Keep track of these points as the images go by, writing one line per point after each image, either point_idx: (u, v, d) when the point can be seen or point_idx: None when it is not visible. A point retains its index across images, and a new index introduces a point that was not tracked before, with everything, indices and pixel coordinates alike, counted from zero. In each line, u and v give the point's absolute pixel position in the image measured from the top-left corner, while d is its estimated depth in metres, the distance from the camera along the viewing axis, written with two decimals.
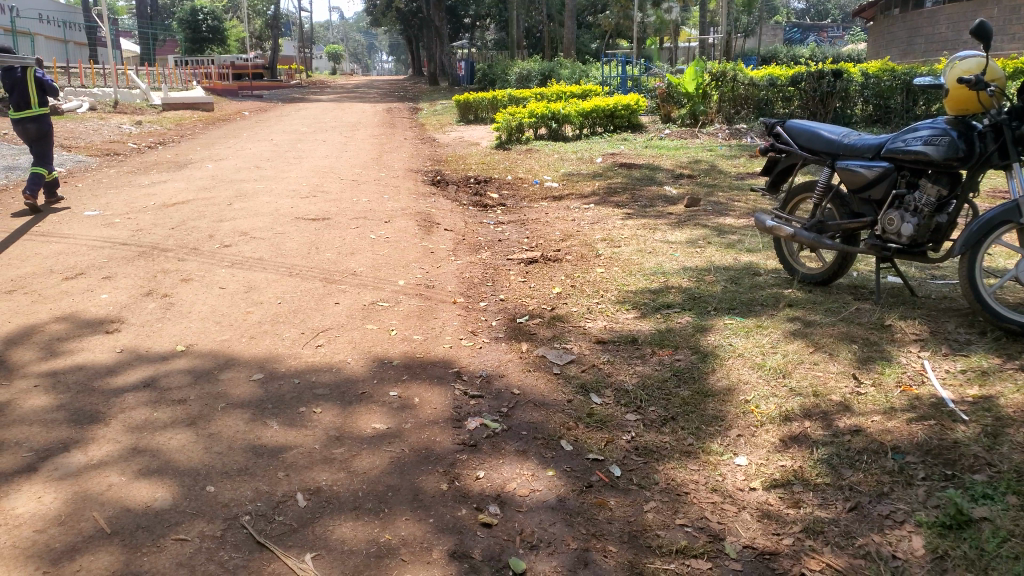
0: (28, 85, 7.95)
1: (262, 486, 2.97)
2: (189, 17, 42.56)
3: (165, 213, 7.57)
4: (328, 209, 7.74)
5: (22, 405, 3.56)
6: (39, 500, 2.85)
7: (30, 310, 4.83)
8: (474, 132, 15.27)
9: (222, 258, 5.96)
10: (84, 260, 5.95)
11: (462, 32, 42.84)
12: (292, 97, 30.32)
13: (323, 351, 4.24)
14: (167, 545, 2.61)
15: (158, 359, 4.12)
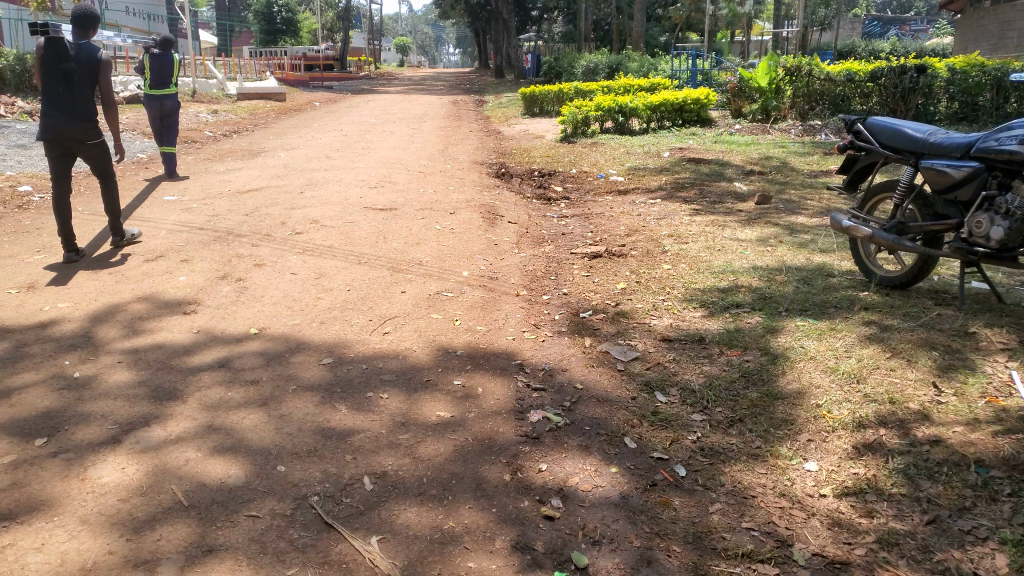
0: (169, 68, 9.05)
1: (331, 467, 3.04)
2: (265, 10, 43.65)
3: (240, 200, 7.80)
4: (395, 200, 7.85)
5: (106, 380, 3.73)
6: (122, 471, 2.98)
7: (115, 290, 5.05)
8: (540, 124, 15.25)
9: (294, 244, 6.11)
10: (164, 243, 6.18)
11: (529, 26, 42.78)
12: (360, 88, 30.83)
13: (390, 339, 4.31)
14: (240, 520, 2.70)
15: (233, 341, 4.25)
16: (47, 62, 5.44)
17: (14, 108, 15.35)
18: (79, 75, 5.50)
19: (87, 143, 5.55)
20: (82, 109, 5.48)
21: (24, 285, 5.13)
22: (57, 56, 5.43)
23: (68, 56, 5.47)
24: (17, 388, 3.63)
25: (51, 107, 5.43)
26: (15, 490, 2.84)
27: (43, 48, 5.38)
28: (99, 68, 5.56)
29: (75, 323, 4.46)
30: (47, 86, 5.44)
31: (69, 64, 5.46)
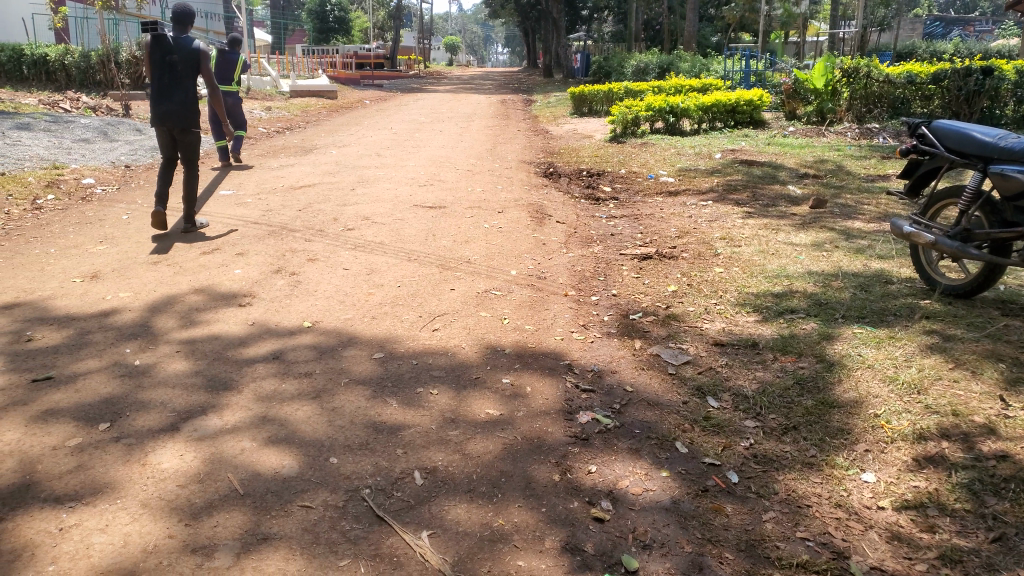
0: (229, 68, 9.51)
1: (382, 461, 3.08)
2: (318, 9, 44.37)
3: (293, 195, 7.94)
4: (444, 198, 7.90)
5: (165, 369, 3.83)
6: (181, 457, 3.06)
7: (173, 281, 5.18)
8: (589, 124, 15.20)
9: (346, 240, 6.20)
10: (221, 236, 6.32)
11: (579, 25, 42.64)
12: (409, 86, 31.12)
13: (439, 336, 4.34)
14: (294, 510, 2.75)
15: (287, 334, 4.33)
16: (155, 56, 6.23)
17: (79, 103, 15.90)
18: (181, 65, 6.25)
19: (188, 126, 6.28)
20: (183, 97, 6.22)
21: (87, 275, 5.30)
22: (163, 50, 6.20)
23: (172, 49, 6.22)
24: (81, 374, 3.76)
25: (159, 95, 6.22)
26: (80, 472, 2.93)
27: (151, 43, 6.15)
28: (198, 59, 6.28)
29: (135, 313, 4.59)
30: (156, 78, 6.25)
31: (174, 57, 6.22)
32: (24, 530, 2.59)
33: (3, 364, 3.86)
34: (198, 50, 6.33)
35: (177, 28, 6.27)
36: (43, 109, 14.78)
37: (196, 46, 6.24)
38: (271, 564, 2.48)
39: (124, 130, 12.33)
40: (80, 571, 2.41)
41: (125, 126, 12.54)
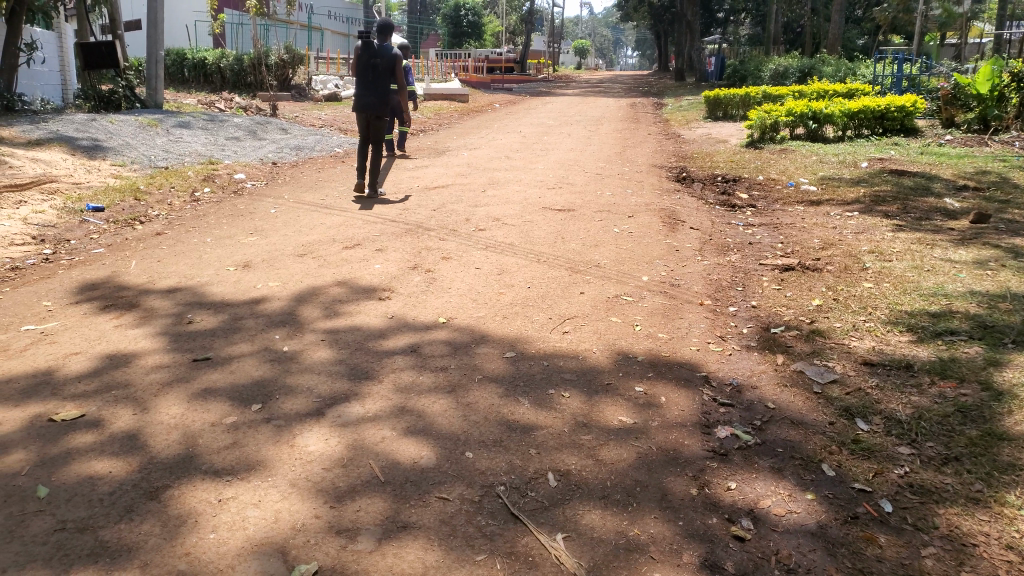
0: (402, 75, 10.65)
1: (515, 460, 3.10)
2: (453, 14, 45.60)
3: (428, 195, 8.17)
4: (575, 201, 7.90)
5: (310, 356, 4.04)
6: (326, 441, 3.20)
7: (317, 273, 5.44)
8: (723, 129, 14.82)
9: (478, 240, 6.32)
10: (361, 232, 6.59)
11: (714, 28, 41.63)
12: (538, 90, 31.35)
13: (570, 338, 4.33)
14: (432, 501, 2.82)
15: (422, 328, 4.44)
16: (362, 59, 7.91)
17: (233, 103, 17.12)
18: (382, 66, 7.92)
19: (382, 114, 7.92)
20: (381, 91, 7.87)
21: (240, 264, 5.66)
22: (369, 54, 7.88)
23: (376, 53, 7.91)
24: (235, 356, 4.01)
25: (363, 90, 7.85)
26: (235, 449, 3.12)
27: (361, 49, 7.86)
28: (395, 63, 7.96)
29: (283, 302, 4.86)
30: (361, 75, 7.93)
31: (378, 60, 7.92)
32: (188, 498, 2.78)
33: (168, 343, 4.18)
34: (394, 57, 7.98)
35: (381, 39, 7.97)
36: (202, 108, 15.97)
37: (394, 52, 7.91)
38: (410, 552, 2.54)
39: (271, 129, 13.12)
40: (236, 541, 2.56)
41: (273, 126, 13.35)
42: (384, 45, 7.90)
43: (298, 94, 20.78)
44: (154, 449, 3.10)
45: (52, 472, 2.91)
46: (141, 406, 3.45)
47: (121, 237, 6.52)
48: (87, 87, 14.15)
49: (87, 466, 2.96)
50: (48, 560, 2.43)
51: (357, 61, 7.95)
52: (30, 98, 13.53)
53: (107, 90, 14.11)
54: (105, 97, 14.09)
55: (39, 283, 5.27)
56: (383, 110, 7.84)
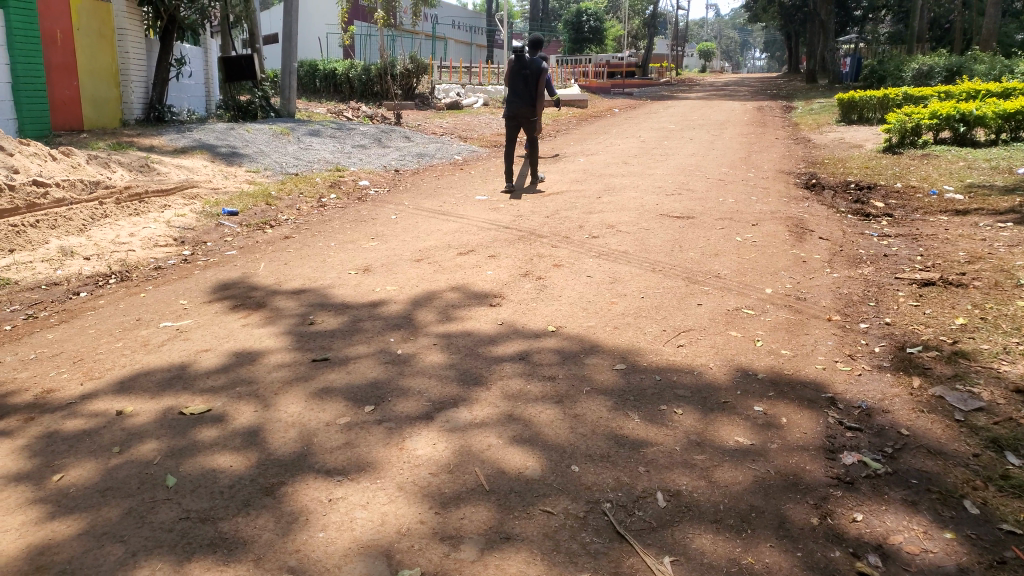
0: None
1: (623, 476, 3.00)
2: (575, 20, 45.61)
3: (543, 202, 8.16)
4: (694, 208, 7.66)
5: (423, 359, 4.09)
6: (433, 446, 3.22)
7: (432, 278, 5.53)
8: (858, 132, 13.99)
9: (591, 248, 6.23)
10: (475, 238, 6.65)
11: (850, 26, 39.56)
12: (660, 94, 30.75)
13: (684, 352, 4.17)
14: (536, 514, 2.77)
15: (532, 336, 4.41)
16: (514, 70, 8.81)
17: (359, 112, 17.86)
18: (531, 76, 8.78)
19: (530, 119, 8.92)
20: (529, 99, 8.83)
21: (361, 268, 5.85)
22: (520, 66, 8.75)
23: (526, 64, 8.77)
24: (352, 357, 4.13)
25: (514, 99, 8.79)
26: (348, 449, 3.20)
27: (513, 61, 8.74)
28: (543, 72, 8.76)
29: (400, 305, 4.96)
30: (512, 85, 8.85)
31: (527, 70, 8.81)
32: (301, 495, 2.87)
33: (291, 342, 4.36)
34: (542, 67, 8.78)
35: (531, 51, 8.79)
36: (331, 118, 16.74)
37: (542, 64, 8.73)
38: (513, 565, 2.51)
39: (395, 137, 13.56)
40: (344, 541, 2.61)
41: (396, 134, 13.78)
42: (533, 57, 8.73)
43: (423, 102, 21.33)
44: (272, 446, 3.22)
45: (180, 463, 3.08)
46: (262, 403, 3.60)
47: (252, 240, 6.89)
48: (228, 98, 15.23)
49: (211, 459, 3.11)
50: (172, 547, 2.57)
51: (510, 70, 8.89)
52: (179, 110, 14.65)
53: (245, 101, 15.14)
54: (243, 107, 15.07)
55: (179, 282, 5.65)
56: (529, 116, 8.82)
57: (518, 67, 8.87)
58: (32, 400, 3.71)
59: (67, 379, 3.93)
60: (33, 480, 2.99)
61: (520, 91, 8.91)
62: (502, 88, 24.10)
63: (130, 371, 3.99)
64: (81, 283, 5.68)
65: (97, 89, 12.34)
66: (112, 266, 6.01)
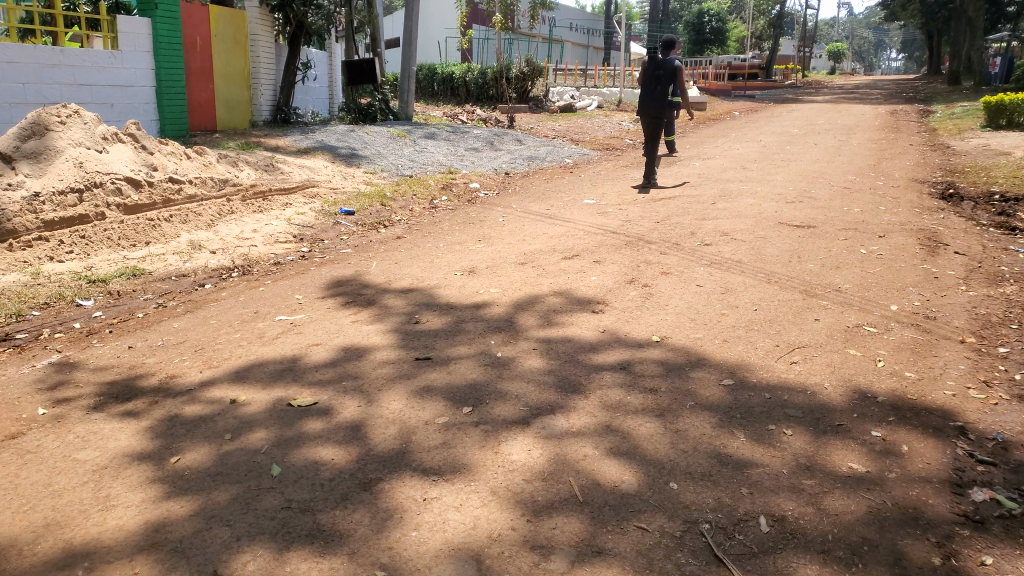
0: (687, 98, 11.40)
1: (724, 497, 2.87)
2: (696, 21, 44.58)
3: (654, 207, 8.00)
4: (815, 217, 7.30)
5: (522, 363, 4.08)
6: (528, 452, 3.19)
7: (536, 282, 5.52)
8: (1005, 139, 12.92)
9: (702, 256, 6.04)
10: (582, 243, 6.59)
11: (1000, 23, 36.70)
12: (784, 97, 29.58)
13: (797, 369, 3.96)
14: (630, 530, 2.69)
15: (636, 345, 4.31)
16: (648, 70, 9.13)
17: (474, 115, 18.15)
18: (665, 76, 9.08)
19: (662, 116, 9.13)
20: (663, 97, 9.07)
21: (466, 269, 5.91)
22: (655, 66, 9.08)
23: (660, 65, 9.09)
24: (453, 358, 4.16)
25: (647, 97, 9.07)
26: (444, 450, 3.22)
27: (647, 62, 9.09)
28: (677, 72, 9.06)
29: (503, 308, 4.98)
30: (646, 85, 9.15)
31: (661, 71, 9.14)
32: (396, 493, 2.91)
33: (396, 340, 4.45)
34: (676, 68, 9.09)
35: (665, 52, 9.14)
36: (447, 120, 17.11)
37: (676, 63, 9.04)
38: None
39: (508, 140, 13.68)
40: (436, 542, 2.63)
41: (510, 137, 13.90)
42: (667, 57, 9.06)
43: (536, 105, 21.64)
44: (372, 442, 3.29)
45: (285, 453, 3.20)
46: (365, 398, 3.69)
47: (365, 239, 7.11)
48: (350, 100, 15.92)
49: (314, 451, 3.21)
50: (273, 535, 2.66)
51: (643, 72, 9.22)
52: (304, 112, 15.38)
53: (366, 104, 15.76)
54: (364, 110, 15.66)
55: (295, 278, 5.90)
56: (665, 112, 9.02)
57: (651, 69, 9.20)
58: (157, 384, 3.96)
59: (189, 366, 4.18)
60: (154, 460, 3.18)
61: (652, 91, 9.18)
62: (618, 90, 23.86)
63: (245, 362, 4.19)
64: (206, 275, 6.04)
65: (230, 92, 13.15)
66: (236, 260, 6.36)
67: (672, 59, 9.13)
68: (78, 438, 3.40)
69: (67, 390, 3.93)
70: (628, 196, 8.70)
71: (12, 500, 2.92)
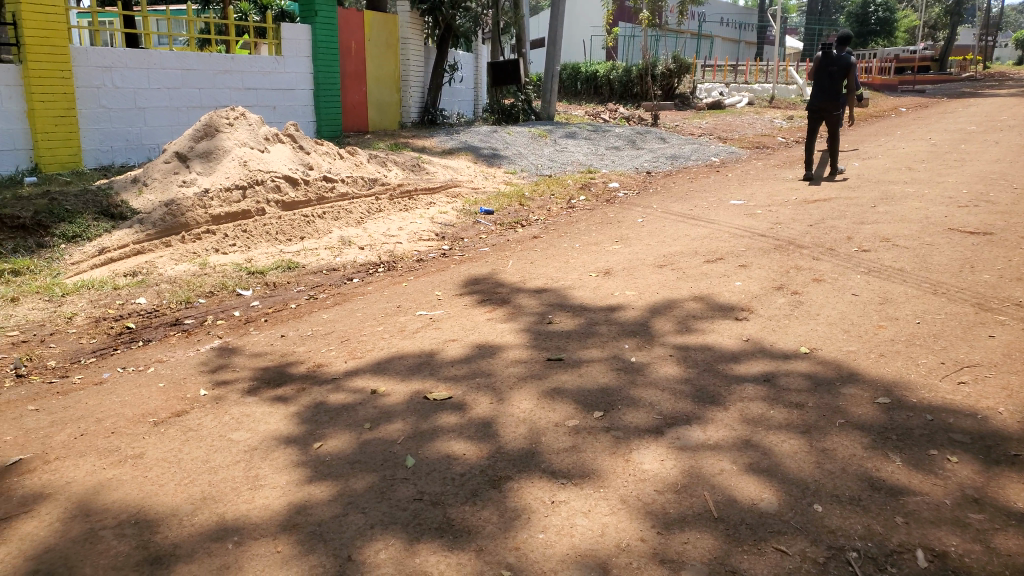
0: None
1: (875, 525, 2.64)
2: (860, 11, 41.84)
3: (806, 209, 7.56)
4: (992, 223, 6.62)
5: (658, 370, 3.96)
6: (661, 462, 3.09)
7: (675, 286, 5.36)
8: None
9: (859, 262, 5.63)
10: (726, 246, 6.34)
11: None
12: (960, 90, 27.11)
13: (965, 391, 3.59)
14: (768, 552, 2.53)
15: (781, 356, 4.07)
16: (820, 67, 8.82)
17: (616, 113, 17.94)
18: (838, 72, 8.73)
19: (833, 114, 8.87)
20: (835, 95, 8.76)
21: (602, 270, 5.84)
22: (827, 63, 8.76)
23: (833, 61, 8.74)
24: (586, 361, 4.11)
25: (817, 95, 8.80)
26: (574, 453, 3.18)
27: (819, 58, 8.78)
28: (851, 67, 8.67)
29: (639, 311, 4.87)
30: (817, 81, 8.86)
31: (835, 66, 8.77)
32: (525, 493, 2.90)
33: (529, 340, 4.46)
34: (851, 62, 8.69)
35: (839, 46, 8.75)
36: (590, 119, 17.05)
37: (851, 58, 8.65)
38: None
39: (652, 139, 13.42)
40: (563, 546, 2.59)
41: (654, 136, 13.63)
42: (841, 53, 8.68)
43: (681, 104, 21.19)
44: (503, 440, 3.30)
45: (418, 446, 3.28)
46: (498, 396, 3.72)
47: (504, 238, 7.19)
48: (495, 100, 16.20)
49: (446, 445, 3.27)
50: (405, 525, 2.72)
51: (815, 68, 8.91)
52: (450, 113, 15.82)
53: (510, 104, 15.98)
54: (508, 110, 15.89)
55: (435, 275, 6.06)
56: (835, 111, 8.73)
57: (824, 64, 8.86)
58: (306, 371, 4.19)
59: (334, 356, 4.39)
60: (299, 445, 3.35)
61: (824, 87, 8.87)
62: (771, 85, 22.82)
63: (386, 354, 4.35)
64: (355, 270, 6.33)
65: (382, 94, 13.74)
66: (381, 256, 6.63)
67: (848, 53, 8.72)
68: (234, 419, 3.64)
69: (226, 373, 4.24)
70: (778, 197, 8.27)
71: (174, 472, 3.17)
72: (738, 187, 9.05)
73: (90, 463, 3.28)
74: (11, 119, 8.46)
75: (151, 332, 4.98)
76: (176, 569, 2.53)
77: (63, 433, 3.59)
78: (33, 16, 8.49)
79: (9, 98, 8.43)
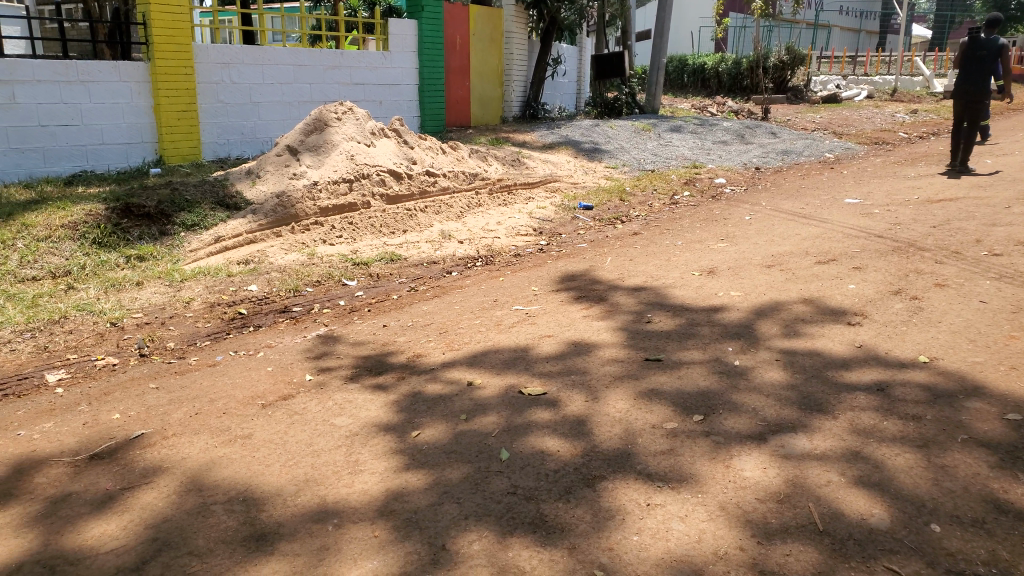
0: None
1: (999, 550, 2.46)
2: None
3: (929, 209, 7.12)
4: None
5: (762, 375, 3.82)
6: (763, 470, 2.98)
7: (783, 287, 5.16)
8: None
9: (988, 267, 5.25)
10: (839, 246, 6.05)
11: None
12: None
13: None
14: (877, 570, 2.40)
15: (897, 365, 3.85)
16: (968, 52, 8.81)
17: (723, 108, 17.45)
18: (988, 57, 8.69)
19: (982, 99, 8.74)
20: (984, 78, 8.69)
21: (705, 269, 5.68)
22: (976, 47, 8.74)
23: (982, 46, 8.72)
24: (686, 362, 4.01)
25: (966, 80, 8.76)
26: (671, 457, 3.10)
27: (967, 43, 8.77)
28: (1003, 50, 8.61)
29: (742, 313, 4.71)
30: (965, 67, 8.83)
31: (983, 51, 8.72)
32: (619, 494, 2.86)
33: (627, 338, 4.39)
34: (1002, 46, 8.64)
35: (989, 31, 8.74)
36: (695, 113, 16.66)
37: (1002, 42, 8.61)
38: None
39: (760, 133, 12.97)
40: (658, 549, 2.54)
41: (762, 130, 13.18)
42: (991, 37, 8.67)
43: (794, 96, 20.34)
44: (598, 439, 3.26)
45: (513, 439, 3.28)
46: (594, 395, 3.68)
47: (604, 234, 7.12)
48: (597, 95, 16.07)
49: (541, 441, 3.26)
50: (498, 518, 2.73)
51: (962, 53, 8.88)
52: (552, 107, 15.80)
53: (612, 98, 15.82)
54: (610, 104, 15.73)
55: (533, 269, 6.06)
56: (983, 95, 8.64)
57: (971, 50, 8.83)
58: (405, 361, 4.28)
59: (433, 347, 4.46)
60: (397, 433, 3.42)
61: (971, 73, 8.81)
62: (893, 78, 21.62)
63: (483, 347, 4.38)
64: (454, 263, 6.41)
65: (484, 89, 13.87)
66: (480, 250, 6.69)
67: (998, 38, 8.70)
68: (336, 404, 3.76)
69: (329, 360, 4.38)
70: (898, 196, 7.82)
71: (280, 453, 3.30)
72: (853, 185, 8.62)
73: (204, 440, 3.46)
74: (140, 114, 9.04)
75: (261, 318, 5.21)
76: (280, 546, 2.63)
77: (180, 411, 3.80)
78: (161, 16, 9.03)
79: (138, 94, 9.00)
